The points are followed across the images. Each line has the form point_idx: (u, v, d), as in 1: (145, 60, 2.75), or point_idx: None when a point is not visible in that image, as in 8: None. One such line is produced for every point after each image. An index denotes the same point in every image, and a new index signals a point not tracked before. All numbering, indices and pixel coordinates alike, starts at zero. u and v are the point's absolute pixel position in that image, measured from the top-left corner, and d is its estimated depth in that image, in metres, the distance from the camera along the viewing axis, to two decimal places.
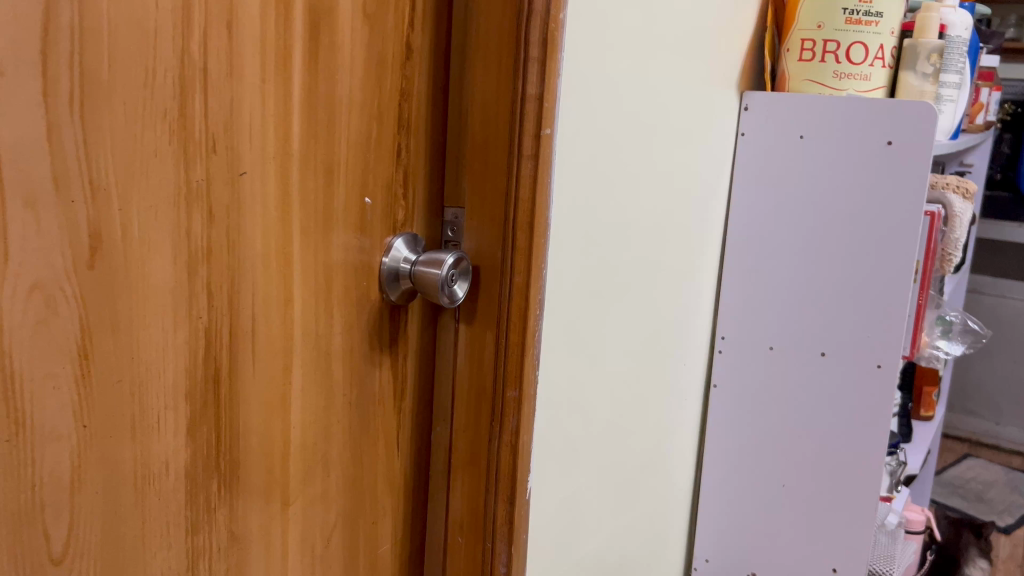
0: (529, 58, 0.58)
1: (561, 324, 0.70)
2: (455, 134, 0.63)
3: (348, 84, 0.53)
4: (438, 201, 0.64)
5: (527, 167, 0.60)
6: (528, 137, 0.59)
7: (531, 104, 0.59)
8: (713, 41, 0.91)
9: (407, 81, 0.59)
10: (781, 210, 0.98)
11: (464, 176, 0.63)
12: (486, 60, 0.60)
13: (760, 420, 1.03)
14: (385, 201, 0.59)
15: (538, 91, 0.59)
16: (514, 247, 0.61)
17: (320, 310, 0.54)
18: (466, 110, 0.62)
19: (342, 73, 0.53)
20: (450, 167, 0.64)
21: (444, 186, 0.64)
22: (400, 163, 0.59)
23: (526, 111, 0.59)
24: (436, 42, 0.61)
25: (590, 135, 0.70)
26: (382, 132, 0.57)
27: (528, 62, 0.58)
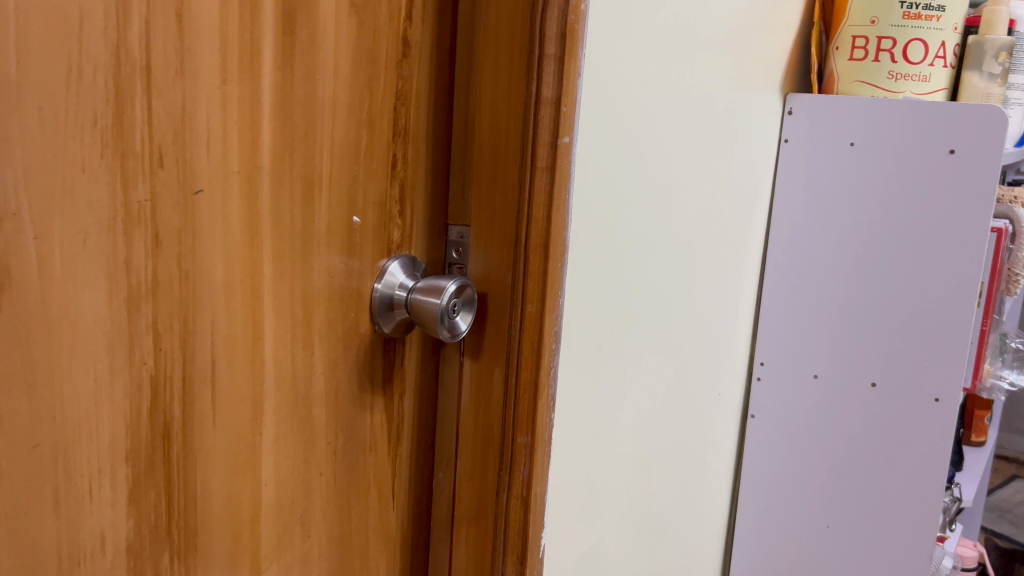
0: (545, 55, 0.51)
1: (582, 357, 0.62)
2: (461, 141, 0.55)
3: (332, 86, 0.46)
4: (442, 217, 0.56)
5: (542, 181, 0.52)
6: (544, 145, 0.52)
7: (547, 109, 0.51)
8: (753, 38, 0.82)
9: (404, 82, 0.51)
10: (826, 223, 0.90)
11: (470, 190, 0.55)
12: (496, 59, 0.52)
13: (802, 454, 0.94)
14: (378, 219, 0.51)
15: (556, 92, 0.51)
16: (527, 272, 0.53)
17: (297, 348, 0.47)
18: (473, 115, 0.54)
19: (326, 71, 0.45)
20: (455, 178, 0.56)
21: (448, 201, 0.56)
22: (395, 177, 0.51)
23: (541, 116, 0.51)
24: (439, 37, 0.53)
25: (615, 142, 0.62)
26: (375, 141, 0.49)
27: (545, 60, 0.51)
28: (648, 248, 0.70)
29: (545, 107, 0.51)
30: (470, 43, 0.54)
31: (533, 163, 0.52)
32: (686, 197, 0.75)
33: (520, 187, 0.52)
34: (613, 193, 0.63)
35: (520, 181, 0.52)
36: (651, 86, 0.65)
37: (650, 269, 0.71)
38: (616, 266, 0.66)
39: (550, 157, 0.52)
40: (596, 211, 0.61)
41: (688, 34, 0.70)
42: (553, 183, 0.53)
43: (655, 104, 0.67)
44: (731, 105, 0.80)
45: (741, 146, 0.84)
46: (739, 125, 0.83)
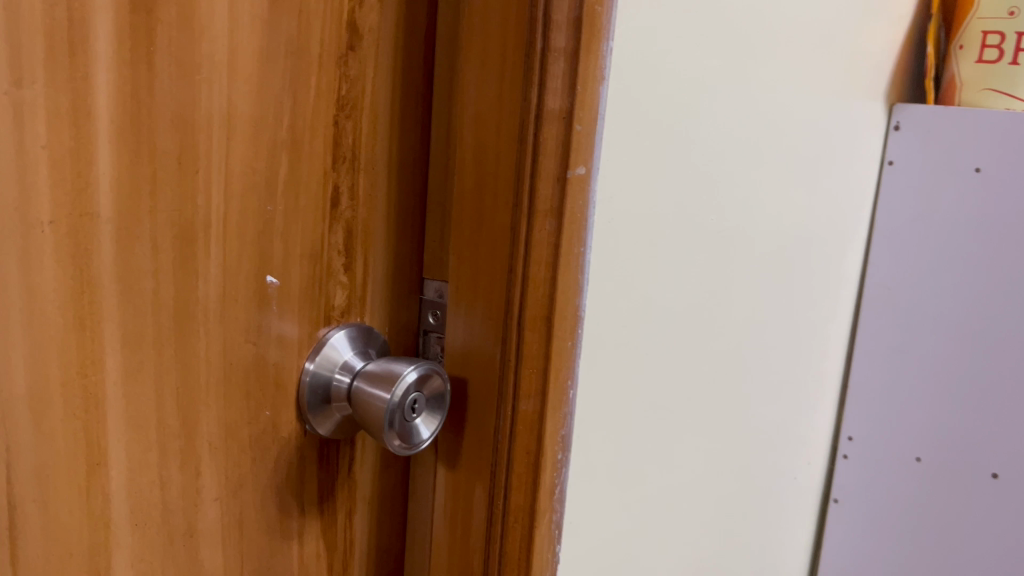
0: (549, 49, 0.35)
1: (601, 454, 0.47)
2: (441, 164, 0.40)
3: (224, 90, 0.31)
4: (414, 270, 0.41)
5: (543, 228, 0.36)
6: (546, 178, 0.36)
7: (553, 126, 0.36)
8: (849, 32, 0.65)
9: (349, 87, 0.36)
10: (935, 278, 0.77)
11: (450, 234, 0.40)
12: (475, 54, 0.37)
13: (901, 536, 0.82)
14: (310, 277, 0.36)
15: (567, 100, 0.36)
16: (520, 356, 0.37)
17: (169, 467, 0.32)
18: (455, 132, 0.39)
19: (214, 68, 0.31)
20: (431, 217, 0.41)
21: (424, 247, 0.41)
22: (336, 219, 0.37)
23: (544, 137, 0.35)
24: (408, 24, 0.38)
25: (653, 171, 0.46)
26: (300, 170, 0.35)
27: (548, 57, 0.35)
28: (696, 304, 0.54)
29: (550, 123, 0.35)
30: (451, 30, 0.39)
31: (530, 203, 0.36)
32: (755, 235, 0.59)
33: (511, 238, 0.36)
34: (650, 238, 0.47)
35: (509, 228, 0.36)
36: (706, 96, 0.49)
37: (701, 330, 0.55)
38: (655, 330, 0.50)
39: (556, 194, 0.36)
40: (624, 264, 0.45)
41: (764, 29, 0.54)
42: (559, 232, 0.37)
43: (712, 119, 0.51)
44: (818, 119, 0.64)
45: (829, 170, 0.68)
46: (827, 141, 0.66)
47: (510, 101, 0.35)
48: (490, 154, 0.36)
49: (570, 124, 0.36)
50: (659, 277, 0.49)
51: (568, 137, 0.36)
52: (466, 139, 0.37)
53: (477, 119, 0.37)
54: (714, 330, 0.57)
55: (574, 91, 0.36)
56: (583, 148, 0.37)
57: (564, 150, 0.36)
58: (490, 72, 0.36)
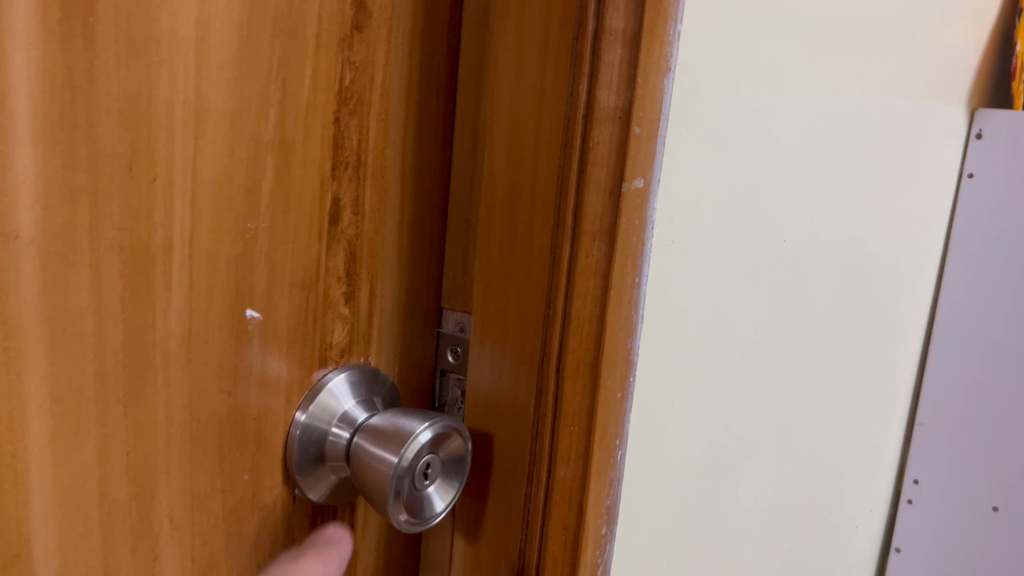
0: (604, 30, 0.28)
1: (647, 517, 0.40)
2: (467, 173, 0.33)
3: (189, 77, 0.24)
4: (431, 297, 0.35)
5: (590, 255, 0.30)
6: (594, 191, 0.29)
7: (605, 127, 0.29)
8: (927, 29, 0.59)
9: (354, 77, 0.29)
10: (1003, 309, 0.76)
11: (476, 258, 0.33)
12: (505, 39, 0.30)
13: None
14: (302, 309, 0.30)
15: (623, 96, 0.29)
16: (559, 410, 0.30)
17: (116, 553, 0.26)
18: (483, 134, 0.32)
19: (179, 48, 0.24)
20: (452, 235, 0.34)
21: (443, 271, 0.34)
22: (335, 239, 0.30)
23: (595, 141, 0.28)
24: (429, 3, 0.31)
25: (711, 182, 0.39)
26: (290, 179, 0.28)
27: (603, 41, 0.28)
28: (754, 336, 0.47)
29: (602, 124, 0.29)
30: (481, 9, 0.32)
31: (575, 224, 0.29)
32: (819, 256, 0.52)
33: (550, 266, 0.29)
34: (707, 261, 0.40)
35: (546, 253, 0.29)
36: (771, 96, 0.42)
37: (759, 365, 0.48)
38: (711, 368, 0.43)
39: (606, 211, 0.29)
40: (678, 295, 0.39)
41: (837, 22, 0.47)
42: (609, 258, 0.30)
43: (777, 124, 0.44)
44: (886, 126, 0.57)
45: (899, 184, 0.60)
46: (898, 151, 0.59)
47: (553, 96, 0.28)
48: (524, 161, 0.29)
49: (626, 125, 0.29)
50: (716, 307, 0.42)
51: (624, 142, 0.29)
52: (496, 143, 0.30)
53: (510, 117, 0.30)
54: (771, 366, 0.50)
55: (633, 84, 0.29)
56: (641, 156, 0.30)
57: (618, 158, 0.29)
58: (527, 58, 0.29)
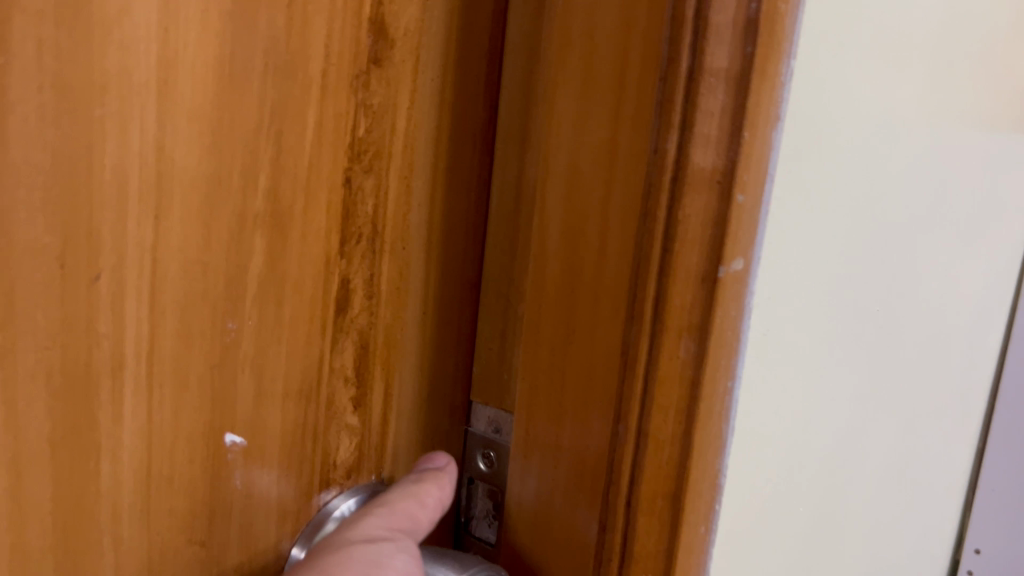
0: (702, 71, 0.21)
1: None
2: (507, 241, 0.26)
3: (148, 144, 0.18)
4: (459, 390, 0.27)
5: (674, 359, 0.22)
6: (682, 277, 0.22)
7: (700, 196, 0.21)
8: None
9: (370, 126, 0.22)
10: None
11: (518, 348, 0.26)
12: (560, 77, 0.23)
13: None
14: (297, 425, 0.23)
15: (724, 155, 0.21)
16: (630, 554, 0.23)
17: None
18: (529, 193, 0.25)
19: (135, 108, 0.17)
20: (487, 316, 0.27)
21: (474, 356, 0.27)
22: (341, 331, 0.23)
23: (687, 215, 0.21)
24: (466, 35, 0.24)
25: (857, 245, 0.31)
26: (286, 262, 0.21)
27: (699, 85, 0.21)
28: (875, 427, 0.38)
29: (696, 192, 0.21)
30: (531, 35, 0.25)
31: (657, 320, 0.22)
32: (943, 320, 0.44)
33: (621, 371, 0.22)
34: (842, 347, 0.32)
35: (610, 353, 0.22)
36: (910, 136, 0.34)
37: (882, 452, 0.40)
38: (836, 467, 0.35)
39: (694, 303, 0.22)
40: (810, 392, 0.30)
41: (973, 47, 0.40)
42: (698, 363, 0.23)
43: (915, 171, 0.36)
44: (1006, 164, 0.48)
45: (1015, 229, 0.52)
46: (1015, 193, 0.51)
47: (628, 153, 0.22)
48: (584, 234, 0.23)
49: (726, 193, 0.22)
50: (841, 399, 0.34)
51: (724, 216, 0.22)
52: (548, 208, 0.23)
53: (568, 176, 0.23)
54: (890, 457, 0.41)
55: (737, 140, 0.21)
56: (742, 231, 0.22)
57: (715, 237, 0.22)
58: (593, 103, 0.22)
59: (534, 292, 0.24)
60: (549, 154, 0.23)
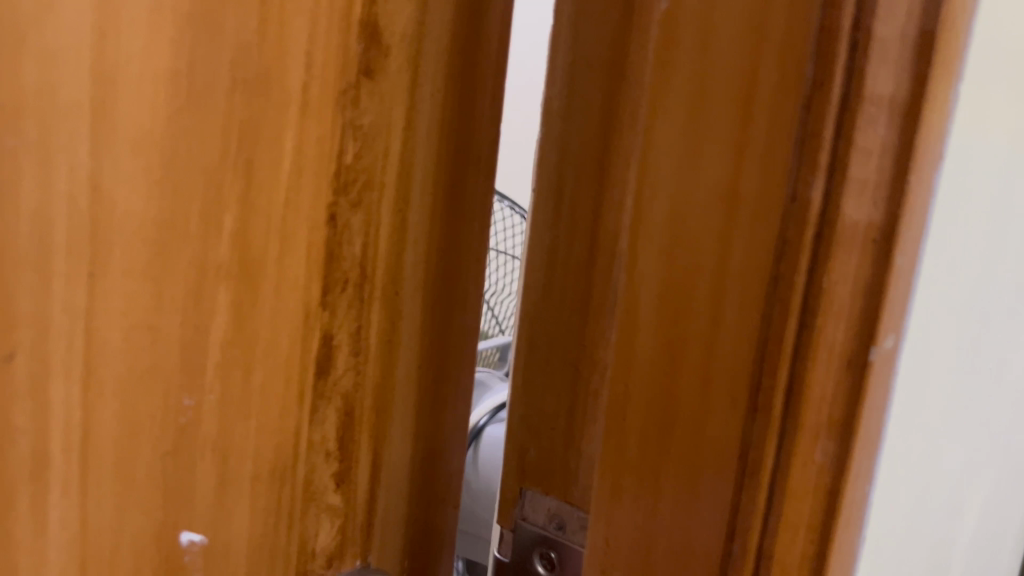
0: (862, 96, 0.15)
1: None
2: (576, 299, 0.22)
3: (81, 185, 0.14)
4: (511, 466, 0.24)
5: (809, 465, 0.17)
6: (822, 362, 0.17)
7: (851, 257, 0.16)
8: None
9: (360, 150, 0.18)
10: None
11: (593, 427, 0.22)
12: (664, 104, 0.18)
13: None
14: (270, 514, 0.19)
15: (885, 206, 0.16)
16: None
17: None
18: (608, 242, 0.21)
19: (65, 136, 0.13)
20: (551, 387, 0.22)
21: (528, 439, 0.23)
22: (323, 397, 0.19)
23: (832, 283, 0.16)
24: (468, 49, 0.21)
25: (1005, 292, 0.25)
26: (256, 321, 0.17)
27: (858, 115, 0.16)
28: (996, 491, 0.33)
29: (847, 252, 0.16)
30: (613, 49, 0.20)
31: (789, 416, 0.17)
32: None
33: (738, 477, 0.17)
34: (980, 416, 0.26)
35: (722, 456, 0.17)
36: None
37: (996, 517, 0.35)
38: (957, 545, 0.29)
39: (838, 391, 0.17)
40: (948, 481, 0.25)
41: None
42: (839, 471, 0.17)
43: None
44: None
45: None
46: None
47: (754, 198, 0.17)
48: (688, 302, 0.18)
49: (888, 255, 0.16)
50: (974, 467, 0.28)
51: (883, 288, 0.16)
52: (641, 266, 0.18)
53: (670, 226, 0.18)
54: (1001, 522, 0.36)
55: (904, 182, 0.16)
56: (900, 302, 0.17)
57: (868, 310, 0.17)
58: (706, 133, 0.17)
59: (619, 370, 0.19)
60: (644, 197, 0.18)
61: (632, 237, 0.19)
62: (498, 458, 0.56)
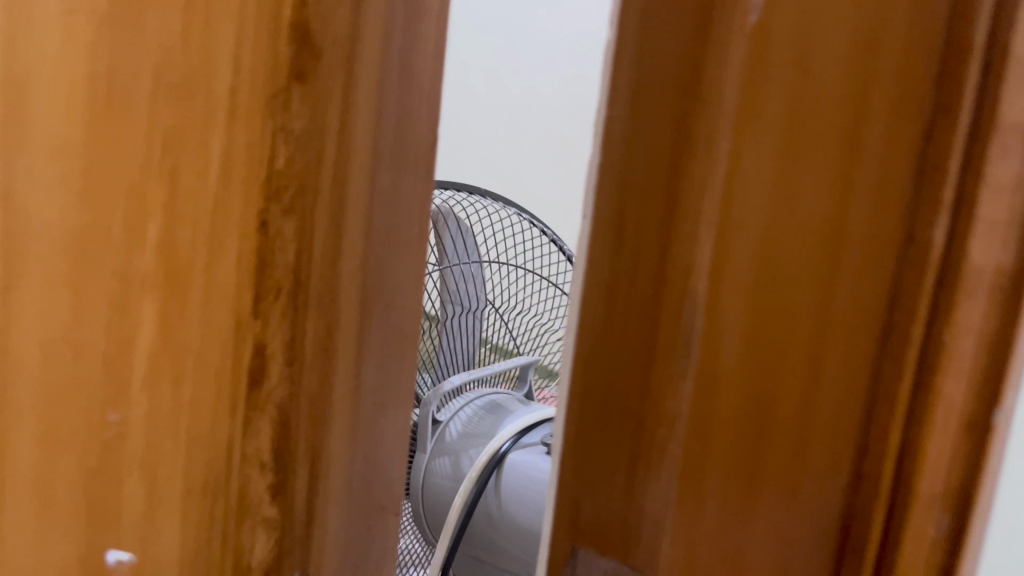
0: (994, 121, 0.12)
1: None
2: (636, 362, 0.15)
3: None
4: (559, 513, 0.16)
5: (921, 542, 0.14)
6: (939, 429, 0.13)
7: (976, 309, 0.13)
8: None
9: (292, 154, 0.18)
10: None
11: (639, 532, 0.15)
12: (760, 84, 0.13)
13: None
14: (205, 529, 0.18)
15: (1015, 248, 0.12)
16: None
17: None
18: (689, 233, 0.14)
19: None
20: (607, 431, 0.15)
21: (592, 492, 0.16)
22: (257, 410, 0.18)
23: (951, 339, 0.13)
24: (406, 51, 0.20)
25: None
26: (183, 332, 0.17)
27: (987, 148, 0.12)
28: None
29: (970, 301, 0.13)
30: (693, 44, 0.14)
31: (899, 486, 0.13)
32: None
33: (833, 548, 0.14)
34: None
35: (812, 530, 0.14)
36: None
37: None
38: None
39: (954, 464, 0.13)
40: None
41: None
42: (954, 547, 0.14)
43: None
44: None
45: None
46: None
47: (873, 241, 0.13)
48: (782, 355, 0.14)
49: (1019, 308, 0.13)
50: None
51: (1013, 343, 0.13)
52: (724, 308, 0.13)
53: (760, 277, 0.13)
54: None
55: None
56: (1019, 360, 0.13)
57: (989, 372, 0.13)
58: (804, 160, 0.13)
59: (691, 462, 0.14)
60: (730, 231, 0.13)
61: (713, 295, 0.13)
62: (520, 483, 0.59)
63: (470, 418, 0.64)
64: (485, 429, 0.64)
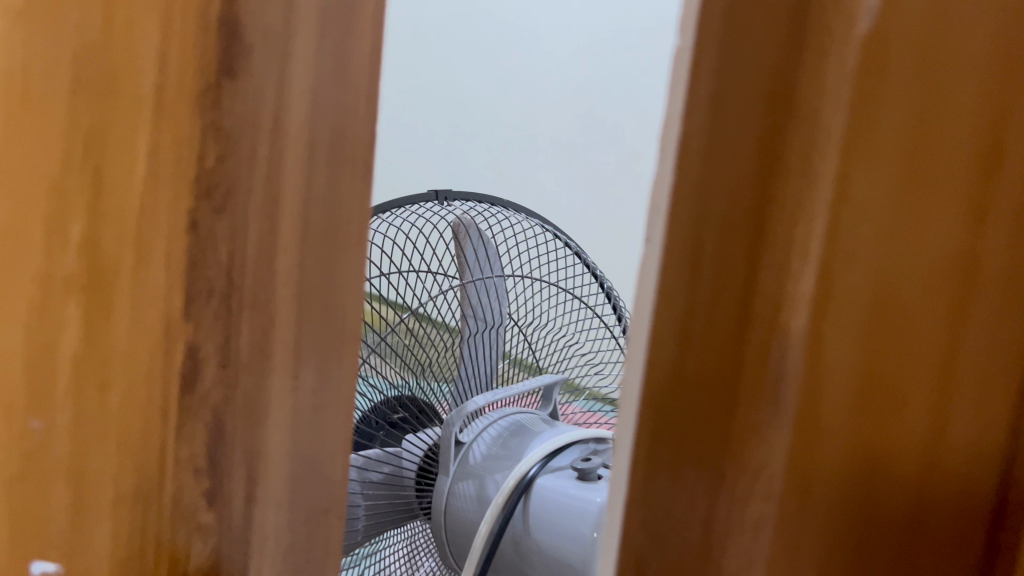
0: None
1: None
2: (717, 396, 0.13)
3: None
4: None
5: None
6: None
7: None
8: None
9: (223, 152, 0.17)
10: None
11: (726, 564, 0.13)
12: (889, 109, 0.12)
13: None
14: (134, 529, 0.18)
15: None
16: None
17: None
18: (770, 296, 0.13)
19: None
20: (672, 498, 0.14)
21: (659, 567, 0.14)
22: (190, 411, 0.18)
23: None
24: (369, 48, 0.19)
25: None
26: (109, 330, 0.18)
27: None
28: None
29: None
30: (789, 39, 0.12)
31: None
32: None
33: None
34: None
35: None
36: None
37: None
38: None
39: None
40: None
41: None
42: None
43: None
44: None
45: None
46: None
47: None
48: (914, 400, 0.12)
49: None
50: None
51: None
52: (836, 356, 0.12)
53: (876, 312, 0.12)
54: None
55: None
56: None
57: None
58: (936, 166, 0.12)
59: (792, 496, 0.13)
60: (839, 263, 0.12)
61: (814, 329, 0.12)
62: (552, 517, 0.47)
63: (497, 440, 0.51)
64: (515, 453, 0.51)
